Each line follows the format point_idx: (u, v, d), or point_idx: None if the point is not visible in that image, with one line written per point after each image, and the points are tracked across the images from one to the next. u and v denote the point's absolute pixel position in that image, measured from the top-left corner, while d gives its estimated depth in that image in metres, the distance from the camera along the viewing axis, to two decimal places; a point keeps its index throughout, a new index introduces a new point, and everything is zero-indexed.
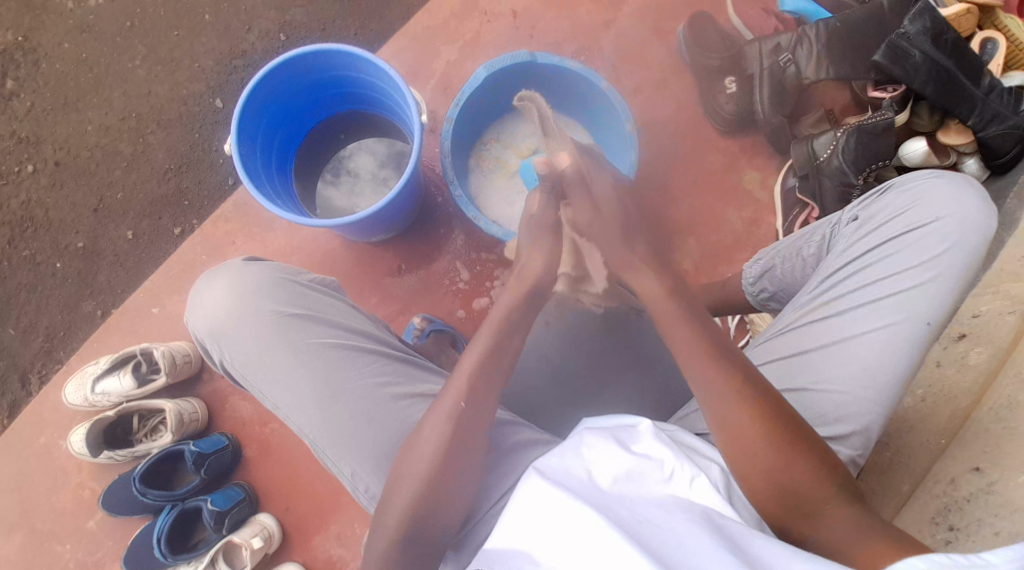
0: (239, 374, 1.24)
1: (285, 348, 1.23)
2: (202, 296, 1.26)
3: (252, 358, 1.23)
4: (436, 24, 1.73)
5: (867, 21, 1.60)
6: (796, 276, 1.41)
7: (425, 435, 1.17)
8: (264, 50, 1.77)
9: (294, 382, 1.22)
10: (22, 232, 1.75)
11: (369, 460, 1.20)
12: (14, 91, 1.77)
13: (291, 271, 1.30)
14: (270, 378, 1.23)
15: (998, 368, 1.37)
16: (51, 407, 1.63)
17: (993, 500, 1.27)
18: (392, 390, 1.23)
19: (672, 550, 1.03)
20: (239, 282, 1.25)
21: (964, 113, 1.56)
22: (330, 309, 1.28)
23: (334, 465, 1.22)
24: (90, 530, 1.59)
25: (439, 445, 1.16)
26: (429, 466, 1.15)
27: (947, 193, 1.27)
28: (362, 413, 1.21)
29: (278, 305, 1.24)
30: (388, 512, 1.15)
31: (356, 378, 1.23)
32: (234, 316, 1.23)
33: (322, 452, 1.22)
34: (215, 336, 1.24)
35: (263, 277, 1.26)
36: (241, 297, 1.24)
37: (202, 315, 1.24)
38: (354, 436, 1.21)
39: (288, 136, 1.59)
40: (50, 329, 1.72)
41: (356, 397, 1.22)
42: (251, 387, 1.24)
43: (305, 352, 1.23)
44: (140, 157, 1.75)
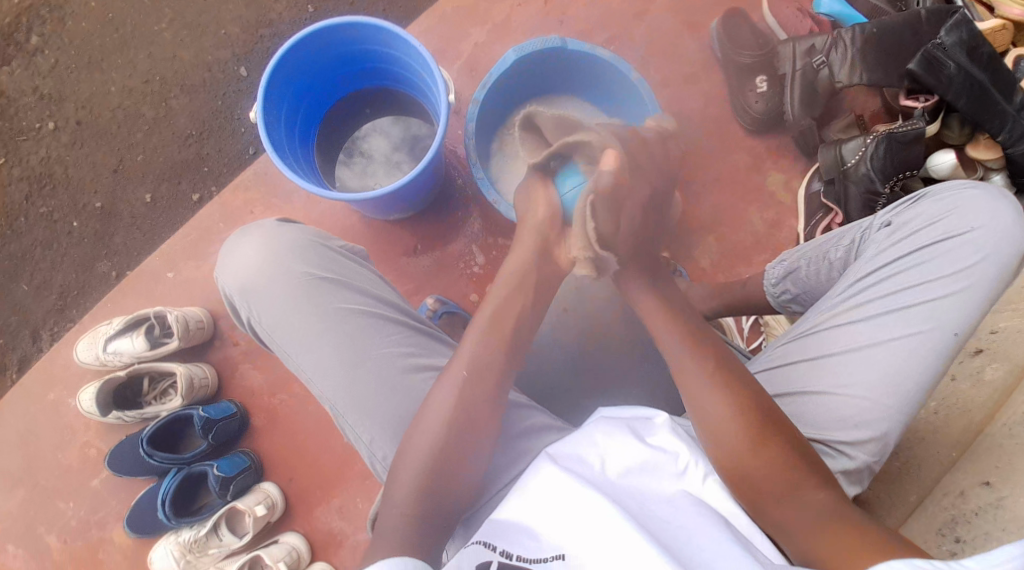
0: (266, 333, 1.26)
1: (313, 310, 1.25)
2: (236, 252, 1.28)
3: (281, 318, 1.25)
4: (467, 4, 1.72)
5: (903, 26, 1.57)
6: (820, 280, 1.42)
7: (438, 408, 1.19)
8: (292, 20, 1.75)
9: (320, 344, 1.24)
10: (40, 188, 1.74)
11: (390, 428, 1.23)
12: (38, 47, 1.76)
13: (323, 236, 1.32)
14: (296, 339, 1.25)
15: (1014, 385, 1.38)
16: (61, 364, 1.63)
17: (1002, 514, 1.27)
18: (413, 361, 1.26)
19: (681, 545, 1.04)
20: (273, 241, 1.27)
21: (994, 128, 1.55)
22: (359, 276, 1.30)
23: (353, 431, 1.24)
24: (94, 489, 1.60)
25: (450, 418, 1.18)
26: (445, 441, 1.17)
27: (980, 204, 1.28)
28: (385, 381, 1.24)
29: (310, 267, 1.27)
30: (400, 487, 1.16)
31: (381, 346, 1.25)
32: (266, 274, 1.26)
33: (343, 417, 1.24)
34: (245, 293, 1.26)
35: (297, 239, 1.28)
36: (274, 256, 1.26)
37: (234, 271, 1.26)
38: (376, 403, 1.23)
39: (310, 109, 1.58)
40: (64, 287, 1.72)
41: (379, 366, 1.24)
42: (276, 347, 1.27)
43: (332, 315, 1.25)
44: (162, 121, 1.74)
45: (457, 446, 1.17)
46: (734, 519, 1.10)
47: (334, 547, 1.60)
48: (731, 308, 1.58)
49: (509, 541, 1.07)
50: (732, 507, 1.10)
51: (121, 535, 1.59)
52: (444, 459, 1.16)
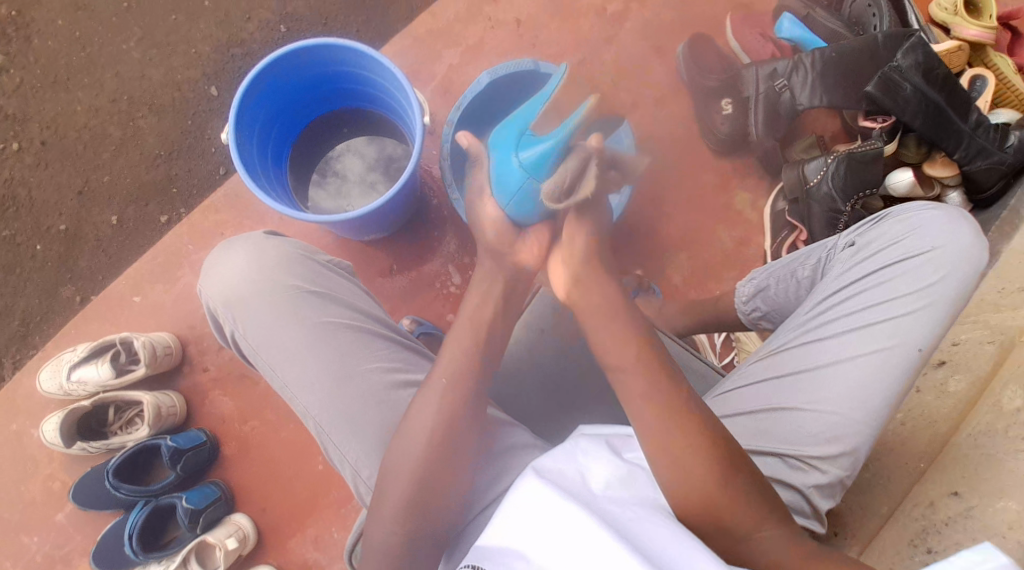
0: (250, 350, 1.24)
1: (299, 324, 1.23)
2: (220, 265, 1.25)
3: (265, 332, 1.23)
4: (440, 26, 1.74)
5: (862, 50, 1.61)
6: (790, 298, 1.44)
7: (417, 434, 1.16)
8: (263, 41, 1.75)
9: (305, 359, 1.22)
10: (4, 211, 1.70)
11: (373, 447, 1.21)
12: (2, 65, 1.72)
13: (309, 249, 1.32)
14: (280, 353, 1.23)
15: (977, 397, 1.43)
16: (24, 394, 1.57)
17: (972, 524, 1.30)
18: (398, 376, 1.25)
19: (664, 554, 1.01)
20: (259, 254, 1.26)
21: (951, 147, 1.61)
22: (344, 291, 1.29)
23: (336, 450, 1.22)
24: (58, 524, 1.54)
25: (428, 440, 1.16)
26: (423, 464, 1.15)
27: (939, 224, 1.32)
28: (370, 396, 1.22)
29: (295, 280, 1.25)
30: (388, 509, 1.15)
31: (366, 361, 1.24)
32: (251, 286, 1.24)
33: (326, 436, 1.22)
34: (229, 306, 1.24)
35: (284, 252, 1.27)
36: (260, 269, 1.25)
37: (219, 284, 1.24)
38: (361, 418, 1.22)
39: (285, 131, 1.57)
40: (26, 313, 1.68)
41: (365, 382, 1.23)
42: (258, 362, 1.24)
43: (319, 329, 1.23)
44: (130, 141, 1.71)
45: (438, 468, 1.16)
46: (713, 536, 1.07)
47: None
48: (704, 325, 1.60)
49: (494, 560, 1.03)
50: None
51: None
52: (424, 482, 1.15)
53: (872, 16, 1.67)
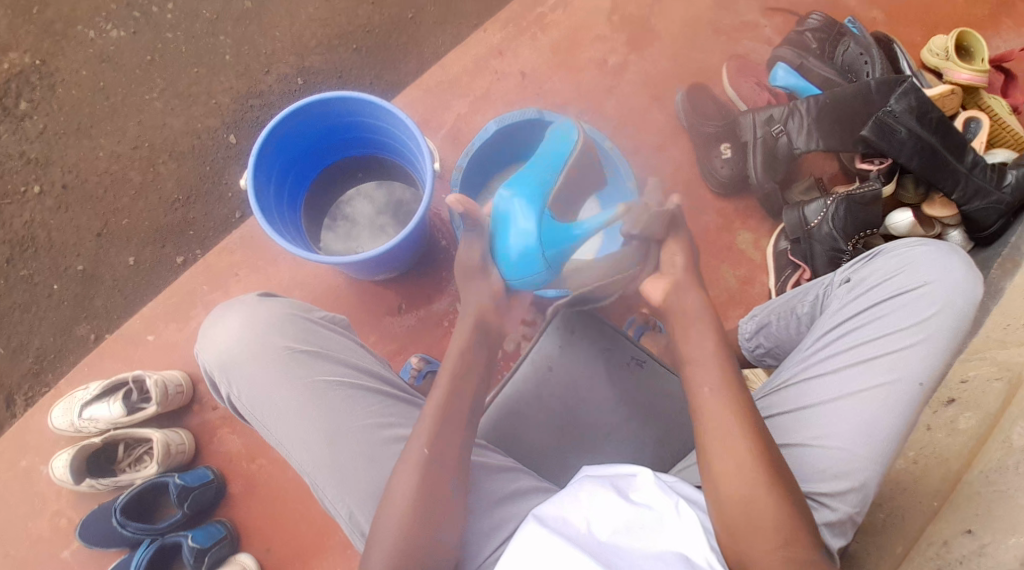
0: (246, 409, 1.28)
1: (292, 384, 1.26)
2: (217, 328, 1.30)
3: (259, 391, 1.27)
4: (449, 79, 1.81)
5: (855, 97, 1.67)
6: (790, 334, 1.47)
7: (410, 463, 1.18)
8: (281, 91, 1.81)
9: (298, 417, 1.25)
10: (22, 251, 1.74)
11: (369, 498, 1.23)
12: (28, 113, 1.79)
13: (304, 308, 1.35)
14: (274, 412, 1.26)
15: (986, 435, 1.41)
16: (35, 430, 1.58)
17: (987, 561, 1.28)
18: (392, 431, 1.27)
19: None
20: (253, 316, 1.30)
21: (948, 187, 1.64)
22: (339, 348, 1.32)
23: (332, 502, 1.24)
24: (63, 561, 1.53)
25: (420, 470, 1.17)
26: (417, 494, 1.16)
27: (933, 260, 1.35)
28: (365, 451, 1.24)
29: (289, 341, 1.29)
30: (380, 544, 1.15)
31: (359, 417, 1.26)
32: (246, 348, 1.28)
33: (322, 490, 1.25)
34: (225, 367, 1.28)
35: (278, 313, 1.31)
36: (254, 331, 1.28)
37: (216, 346, 1.29)
38: (354, 473, 1.23)
39: (299, 175, 1.62)
40: (40, 350, 1.70)
41: (359, 436, 1.25)
42: (254, 420, 1.28)
43: (313, 387, 1.26)
44: (149, 186, 1.76)
45: (427, 498, 1.16)
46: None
47: None
48: None
49: None
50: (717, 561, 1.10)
51: None
52: (424, 514, 1.16)
53: (864, 64, 1.74)
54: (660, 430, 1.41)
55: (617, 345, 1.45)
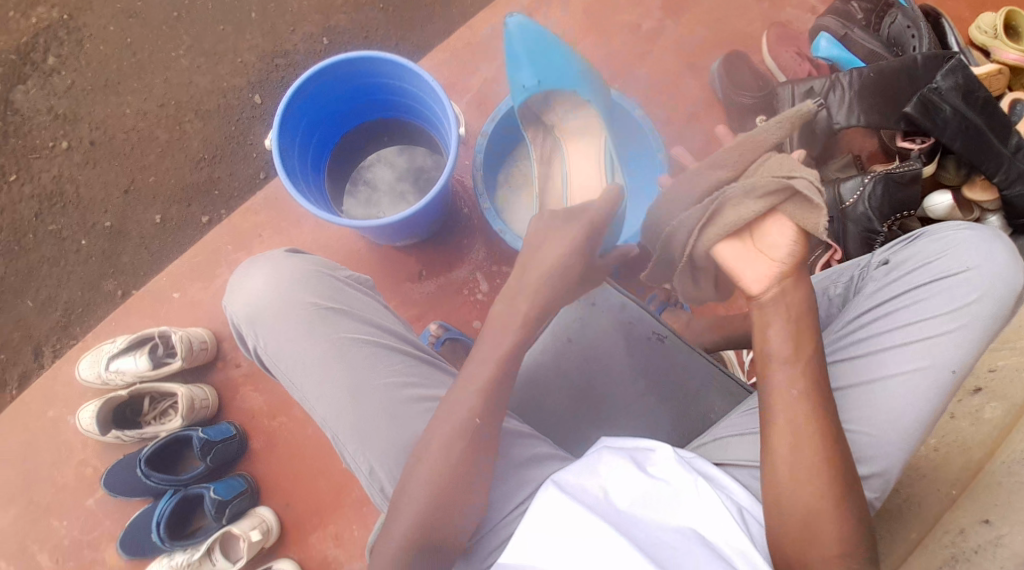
0: (271, 361, 1.25)
1: (317, 338, 1.23)
2: (243, 279, 1.27)
3: (283, 344, 1.24)
4: (478, 41, 1.78)
5: (900, 71, 1.60)
6: (822, 316, 1.40)
7: (442, 437, 1.15)
8: (307, 50, 1.85)
9: (322, 373, 1.22)
10: (51, 206, 1.81)
11: (390, 457, 1.20)
12: (55, 68, 1.85)
13: (329, 264, 1.32)
14: (298, 367, 1.23)
15: (1011, 425, 1.37)
16: (63, 382, 1.63)
17: (1002, 553, 1.25)
18: (414, 391, 1.23)
19: None
20: (279, 270, 1.26)
21: (991, 170, 1.58)
22: (364, 306, 1.29)
23: (353, 458, 1.22)
24: (88, 509, 1.59)
25: (450, 446, 1.14)
26: (445, 467, 1.14)
27: (976, 244, 1.24)
28: (384, 410, 1.21)
29: (314, 295, 1.25)
30: (399, 520, 1.13)
31: (382, 375, 1.23)
32: (271, 301, 1.25)
33: (343, 446, 1.22)
34: (249, 319, 1.25)
35: (303, 267, 1.28)
36: (279, 284, 1.25)
37: (241, 298, 1.26)
38: (375, 431, 1.21)
39: (324, 137, 1.62)
40: (68, 304, 1.78)
41: (380, 394, 1.22)
42: (278, 373, 1.25)
43: (337, 344, 1.23)
44: (175, 144, 1.82)
45: (457, 475, 1.14)
46: (744, 553, 1.06)
47: None
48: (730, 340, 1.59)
49: None
50: (736, 542, 1.07)
51: (113, 555, 1.58)
52: (448, 489, 1.13)
53: (911, 37, 1.66)
54: (677, 411, 1.38)
55: (639, 320, 1.42)
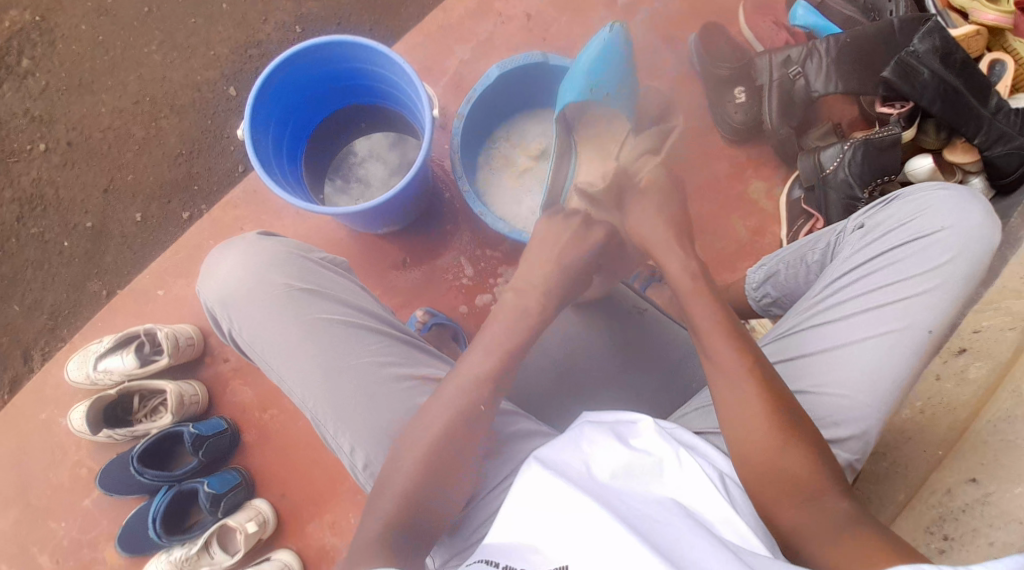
0: (248, 345, 1.26)
1: (291, 321, 1.24)
2: (217, 264, 1.27)
3: (259, 328, 1.24)
4: (451, 23, 1.77)
5: (877, 36, 1.59)
6: (800, 283, 1.38)
7: (437, 420, 1.17)
8: (280, 40, 1.84)
9: (299, 355, 1.23)
10: (32, 209, 1.81)
11: (370, 438, 1.20)
12: (30, 70, 1.85)
13: (304, 248, 1.32)
14: (275, 349, 1.24)
15: (996, 384, 1.37)
16: (53, 385, 1.64)
17: (991, 510, 1.27)
18: (392, 370, 1.24)
19: (671, 540, 1.01)
20: (252, 254, 1.27)
21: (971, 132, 1.57)
22: (339, 287, 1.29)
23: (334, 440, 1.22)
24: (85, 509, 1.60)
25: (443, 431, 1.16)
26: (432, 450, 1.15)
27: (951, 205, 1.25)
28: (362, 390, 1.21)
29: (288, 278, 1.26)
30: (386, 501, 1.13)
31: (359, 355, 1.23)
32: (245, 285, 1.25)
33: (323, 426, 1.22)
34: (224, 304, 1.25)
35: (277, 251, 1.28)
36: (252, 268, 1.26)
37: (215, 283, 1.26)
38: (354, 412, 1.21)
39: (301, 125, 1.62)
40: (55, 307, 1.78)
41: (358, 374, 1.22)
42: (255, 357, 1.26)
43: (312, 326, 1.24)
44: (153, 141, 1.82)
45: (447, 455, 1.16)
46: (723, 519, 1.06)
47: (326, 563, 1.59)
48: None
49: (512, 556, 1.04)
50: (716, 509, 1.06)
51: (111, 555, 1.59)
52: (433, 468, 1.14)
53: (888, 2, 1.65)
54: (660, 381, 1.38)
55: (620, 296, 1.44)
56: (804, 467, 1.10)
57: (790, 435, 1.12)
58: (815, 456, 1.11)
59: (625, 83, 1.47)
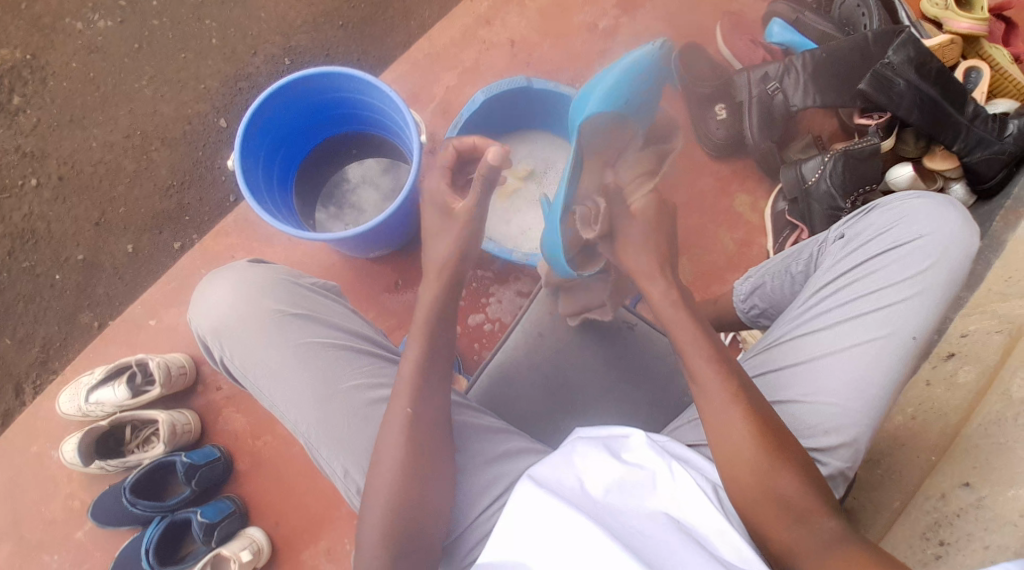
0: (238, 370, 1.26)
1: (282, 346, 1.24)
2: (207, 290, 1.28)
3: (249, 353, 1.24)
4: (436, 50, 1.80)
5: (852, 49, 1.61)
6: (785, 294, 1.38)
7: (397, 441, 1.15)
8: (269, 72, 1.86)
9: (289, 379, 1.23)
10: (23, 244, 1.82)
11: (361, 460, 1.20)
12: (21, 106, 1.86)
13: (293, 272, 1.33)
14: (266, 374, 1.24)
15: (986, 387, 1.38)
16: (46, 417, 1.64)
17: (985, 514, 1.26)
18: (382, 393, 1.24)
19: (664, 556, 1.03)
20: (242, 279, 1.27)
21: (948, 140, 1.59)
22: (329, 311, 1.29)
23: (326, 464, 1.22)
24: (78, 542, 1.59)
25: (403, 449, 1.14)
26: (404, 472, 1.14)
27: (929, 211, 1.27)
28: (352, 413, 1.22)
29: (278, 303, 1.26)
30: (368, 528, 1.13)
31: (349, 378, 1.24)
32: (235, 310, 1.25)
33: (315, 450, 1.23)
34: (215, 330, 1.26)
35: (266, 276, 1.28)
36: (243, 293, 1.26)
37: (205, 309, 1.26)
38: (345, 435, 1.21)
39: (290, 153, 1.63)
40: (46, 340, 1.78)
41: (347, 398, 1.22)
42: (246, 382, 1.26)
43: (302, 350, 1.24)
44: (144, 173, 1.83)
45: (417, 475, 1.14)
46: (715, 531, 1.07)
47: None
48: None
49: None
50: (708, 522, 1.08)
51: None
52: (417, 488, 1.14)
53: (862, 15, 1.67)
54: (652, 395, 1.38)
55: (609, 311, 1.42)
56: (791, 474, 1.09)
57: (769, 443, 1.10)
58: (796, 461, 1.10)
59: (647, 101, 1.41)
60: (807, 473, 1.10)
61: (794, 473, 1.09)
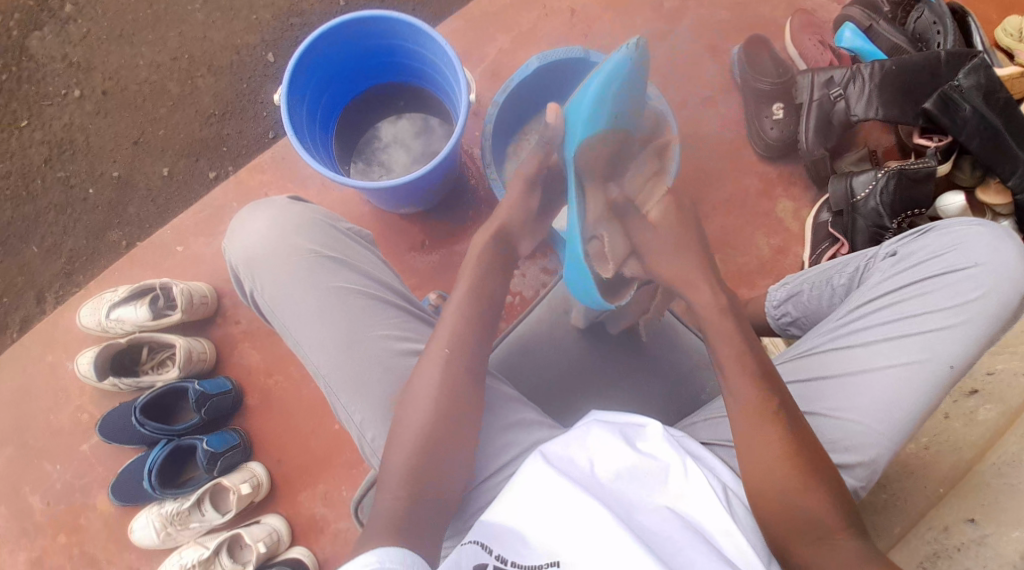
0: (266, 306, 1.26)
1: (313, 286, 1.24)
2: (245, 222, 1.27)
3: (279, 290, 1.24)
4: (495, 11, 1.77)
5: (924, 66, 1.56)
6: (822, 305, 1.37)
7: (423, 398, 1.16)
8: (322, 12, 1.84)
9: (316, 320, 1.23)
10: (60, 154, 1.82)
11: (378, 411, 1.20)
12: (72, 16, 1.85)
13: (331, 215, 1.32)
14: (293, 313, 1.24)
15: (1005, 428, 1.36)
16: (64, 328, 1.65)
17: (986, 552, 1.24)
18: (407, 346, 1.24)
19: (671, 553, 1.04)
20: (281, 216, 1.27)
21: (1005, 173, 1.55)
22: (362, 258, 1.29)
23: (343, 410, 1.22)
24: (82, 455, 1.61)
25: (431, 408, 1.15)
26: (429, 428, 1.14)
27: (985, 241, 1.25)
28: (376, 362, 1.22)
29: (314, 243, 1.26)
30: (387, 483, 1.12)
31: (376, 327, 1.23)
32: (271, 246, 1.25)
33: (334, 395, 1.22)
34: (248, 262, 1.26)
35: (305, 215, 1.28)
36: (279, 230, 1.26)
37: (241, 240, 1.26)
38: (365, 383, 1.21)
39: (335, 97, 1.62)
40: (73, 252, 1.79)
41: (372, 346, 1.22)
42: (272, 319, 1.26)
43: (333, 293, 1.24)
44: (187, 99, 1.82)
45: (439, 437, 1.14)
46: (721, 530, 1.07)
47: (315, 534, 1.59)
48: None
49: (503, 544, 1.05)
50: (716, 522, 1.08)
51: (103, 503, 1.59)
52: (435, 450, 1.14)
53: (936, 33, 1.63)
54: (669, 389, 1.37)
55: None
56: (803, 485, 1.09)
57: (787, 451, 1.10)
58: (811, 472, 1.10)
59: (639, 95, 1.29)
60: (816, 484, 1.10)
61: (804, 483, 1.09)
